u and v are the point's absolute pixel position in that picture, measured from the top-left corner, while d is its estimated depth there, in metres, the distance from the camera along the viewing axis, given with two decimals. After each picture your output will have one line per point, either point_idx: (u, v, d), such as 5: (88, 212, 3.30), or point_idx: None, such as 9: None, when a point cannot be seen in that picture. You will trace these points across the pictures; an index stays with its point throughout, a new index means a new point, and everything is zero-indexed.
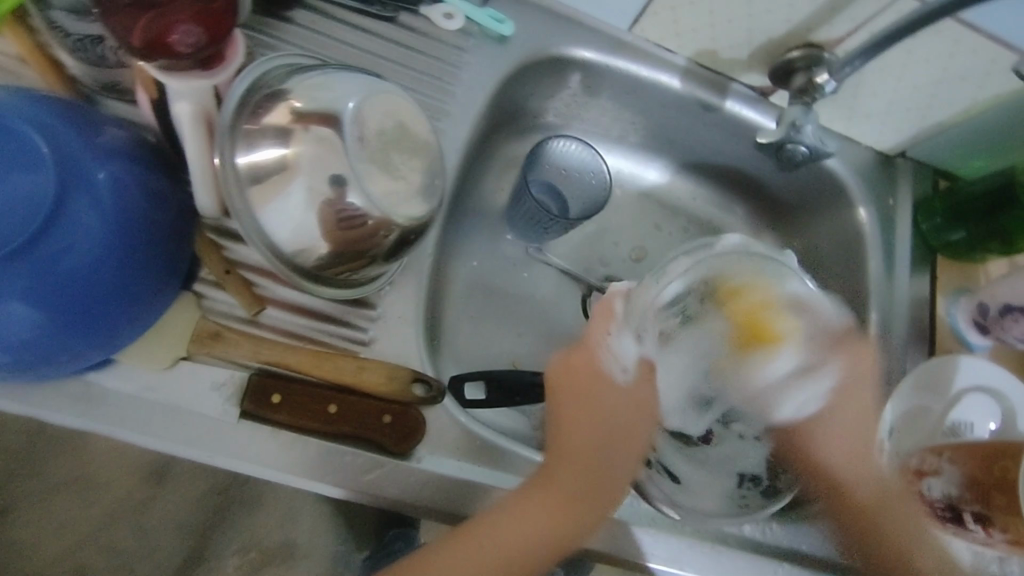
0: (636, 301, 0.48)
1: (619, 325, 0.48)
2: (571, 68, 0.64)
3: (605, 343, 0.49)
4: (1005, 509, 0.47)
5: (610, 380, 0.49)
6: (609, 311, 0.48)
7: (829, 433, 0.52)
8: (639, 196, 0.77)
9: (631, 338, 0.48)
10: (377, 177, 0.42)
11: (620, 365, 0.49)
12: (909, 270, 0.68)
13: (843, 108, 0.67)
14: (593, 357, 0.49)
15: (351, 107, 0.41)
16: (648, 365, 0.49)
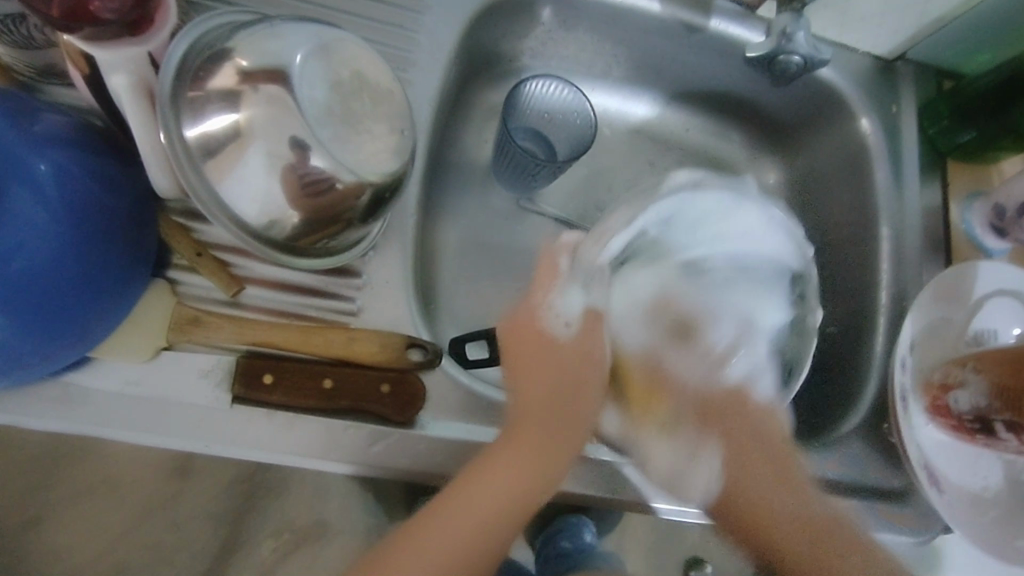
0: (585, 255, 0.49)
1: (563, 280, 0.49)
2: (541, 1, 0.61)
3: (546, 300, 0.49)
4: None
5: (555, 336, 0.48)
6: (552, 266, 0.49)
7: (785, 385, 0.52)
8: (629, 132, 0.73)
9: (579, 286, 0.49)
10: (340, 135, 0.39)
11: (562, 320, 0.49)
12: (919, 178, 0.64)
13: (836, 13, 0.62)
14: (537, 315, 0.49)
15: (300, 60, 0.38)
16: (593, 315, 0.49)
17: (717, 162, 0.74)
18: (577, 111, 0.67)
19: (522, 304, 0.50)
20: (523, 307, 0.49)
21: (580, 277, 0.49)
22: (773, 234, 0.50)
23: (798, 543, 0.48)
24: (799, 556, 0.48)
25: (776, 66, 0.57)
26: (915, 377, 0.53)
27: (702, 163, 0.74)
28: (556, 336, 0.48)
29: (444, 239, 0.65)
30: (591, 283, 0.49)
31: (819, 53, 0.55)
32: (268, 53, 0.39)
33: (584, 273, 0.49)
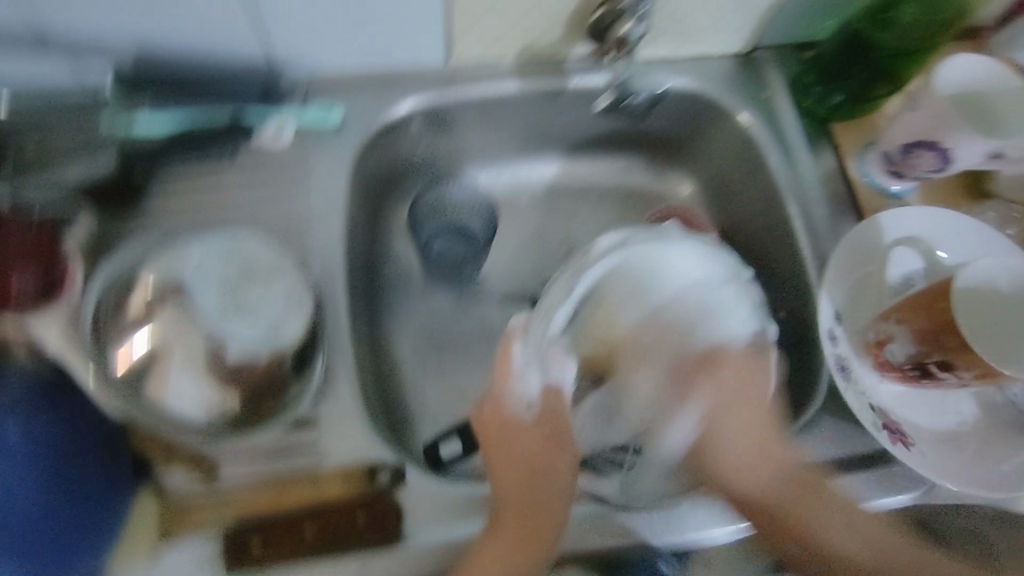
0: (534, 338, 0.50)
1: (520, 367, 0.51)
2: (416, 119, 0.68)
3: (507, 386, 0.51)
4: (960, 349, 0.46)
5: (518, 422, 0.51)
6: (508, 355, 0.51)
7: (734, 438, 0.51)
8: (543, 194, 0.80)
9: (533, 368, 0.51)
10: None
11: (527, 401, 0.51)
12: (807, 149, 0.68)
13: (677, 35, 0.67)
14: (500, 401, 0.51)
15: None
16: (553, 391, 0.52)
17: (631, 192, 0.80)
18: (479, 200, 0.71)
19: (486, 396, 0.52)
20: (493, 395, 0.51)
21: (539, 359, 0.51)
22: (694, 290, 0.52)
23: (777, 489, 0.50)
24: (775, 497, 0.50)
25: (622, 108, 0.71)
26: (853, 340, 0.55)
27: (618, 197, 0.80)
28: (522, 418, 0.51)
29: (402, 348, 0.70)
30: (547, 363, 0.51)
31: (655, 89, 0.69)
32: None
33: (535, 359, 0.51)
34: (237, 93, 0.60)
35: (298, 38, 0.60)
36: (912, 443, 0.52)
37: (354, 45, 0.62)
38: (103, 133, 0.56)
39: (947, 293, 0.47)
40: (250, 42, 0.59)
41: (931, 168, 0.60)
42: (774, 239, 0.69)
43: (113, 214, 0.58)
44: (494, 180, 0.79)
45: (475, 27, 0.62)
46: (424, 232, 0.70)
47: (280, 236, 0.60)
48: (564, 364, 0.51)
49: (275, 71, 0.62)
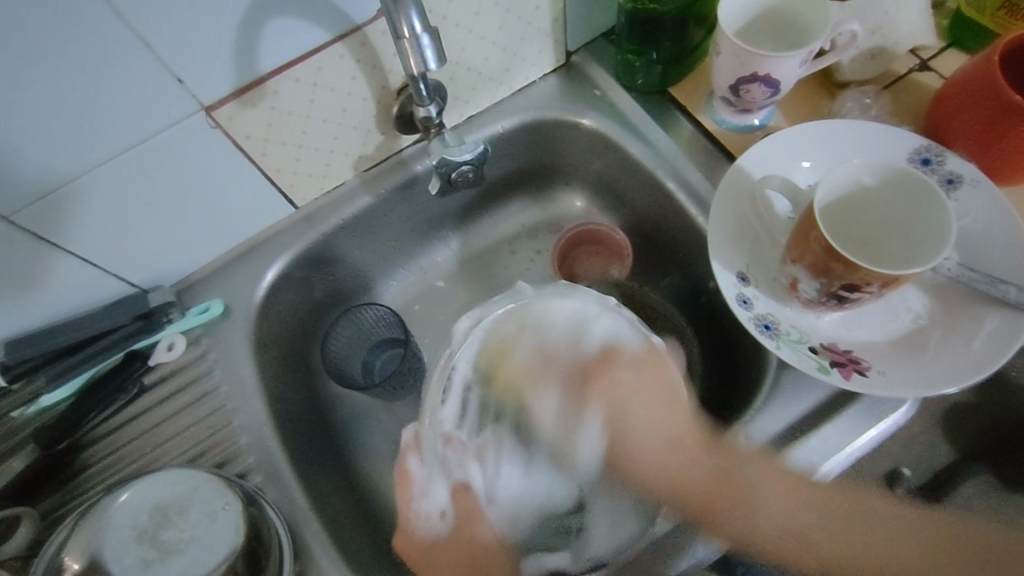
0: (427, 453, 0.57)
1: (422, 482, 0.57)
2: (295, 271, 0.68)
3: (414, 508, 0.56)
4: (849, 270, 0.45)
5: (434, 539, 0.55)
6: (407, 476, 0.57)
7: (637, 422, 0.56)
8: (456, 270, 0.79)
9: (434, 471, 0.57)
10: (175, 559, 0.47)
11: (433, 515, 0.56)
12: (659, 123, 0.67)
13: (488, 84, 0.67)
14: (410, 526, 0.56)
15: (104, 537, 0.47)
16: (459, 497, 0.56)
17: (534, 228, 0.80)
18: (383, 314, 0.73)
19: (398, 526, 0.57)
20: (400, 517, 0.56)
21: (436, 466, 0.57)
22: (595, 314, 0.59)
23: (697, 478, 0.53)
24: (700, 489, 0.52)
25: (458, 181, 0.63)
26: (770, 293, 0.53)
27: (525, 239, 0.80)
28: (434, 534, 0.55)
29: (383, 478, 0.70)
30: (448, 467, 0.57)
31: (474, 152, 0.61)
32: (91, 547, 0.46)
33: (433, 462, 0.57)
34: (114, 337, 0.61)
35: (148, 259, 0.61)
36: (868, 367, 0.50)
37: (201, 239, 0.63)
38: (25, 425, 0.60)
39: (813, 222, 0.46)
40: (104, 283, 0.60)
41: (768, 96, 0.58)
42: (671, 216, 0.68)
43: (55, 495, 0.60)
44: (405, 282, 0.78)
45: (298, 173, 0.63)
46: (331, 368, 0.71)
47: (207, 446, 0.61)
48: (463, 460, 0.58)
49: (141, 297, 0.63)
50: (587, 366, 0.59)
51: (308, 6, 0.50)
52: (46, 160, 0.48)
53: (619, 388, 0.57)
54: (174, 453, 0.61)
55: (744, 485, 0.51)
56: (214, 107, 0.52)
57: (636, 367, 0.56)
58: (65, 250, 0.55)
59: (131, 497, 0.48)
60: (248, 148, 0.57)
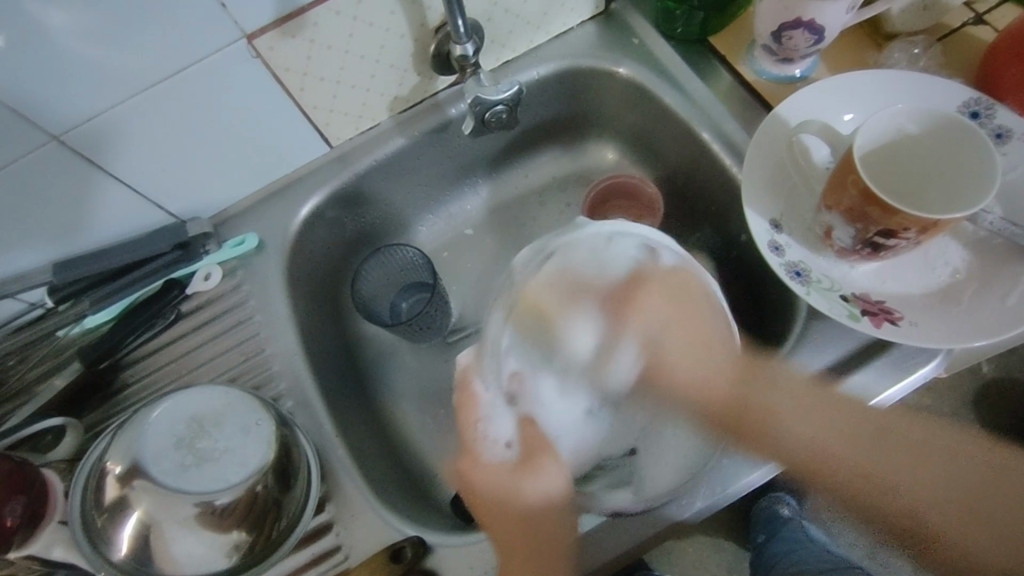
0: (491, 377, 0.55)
1: (485, 406, 0.54)
2: (329, 210, 0.70)
3: (478, 431, 0.53)
4: (887, 214, 0.44)
5: (502, 463, 0.52)
6: (472, 396, 0.54)
7: (678, 363, 0.54)
8: (486, 218, 0.80)
9: (501, 398, 0.55)
10: (210, 469, 0.48)
11: (502, 444, 0.53)
12: (697, 74, 0.66)
13: (525, 28, 0.67)
14: (475, 450, 0.53)
15: (139, 448, 0.48)
16: (523, 427, 0.54)
17: (565, 179, 0.80)
18: (412, 255, 0.73)
19: (461, 450, 0.54)
20: (464, 443, 0.53)
21: (495, 381, 0.55)
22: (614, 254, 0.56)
23: (724, 388, 0.52)
24: (726, 398, 0.52)
25: (491, 122, 0.63)
26: (804, 242, 0.53)
27: (555, 190, 0.80)
28: (497, 460, 0.52)
29: (408, 414, 0.72)
30: (514, 399, 0.55)
31: (509, 92, 0.61)
32: (129, 453, 0.48)
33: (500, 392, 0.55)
34: (154, 264, 0.63)
35: (187, 189, 0.63)
36: (900, 317, 0.49)
37: (238, 172, 0.65)
38: (69, 346, 0.64)
39: (854, 164, 0.45)
40: (145, 211, 0.62)
41: (811, 44, 0.57)
42: (705, 168, 0.67)
43: (98, 410, 0.63)
44: (437, 227, 0.79)
45: (333, 111, 0.64)
46: (360, 296, 0.72)
47: (241, 372, 0.63)
48: (522, 395, 0.56)
49: (180, 226, 0.64)
50: (621, 290, 0.57)
51: None
52: (94, 81, 0.50)
53: (641, 310, 0.56)
54: (209, 375, 0.63)
55: (767, 402, 0.52)
56: (255, 35, 0.53)
57: (664, 277, 0.54)
58: (108, 173, 0.57)
59: (167, 411, 0.50)
60: (287, 81, 0.58)
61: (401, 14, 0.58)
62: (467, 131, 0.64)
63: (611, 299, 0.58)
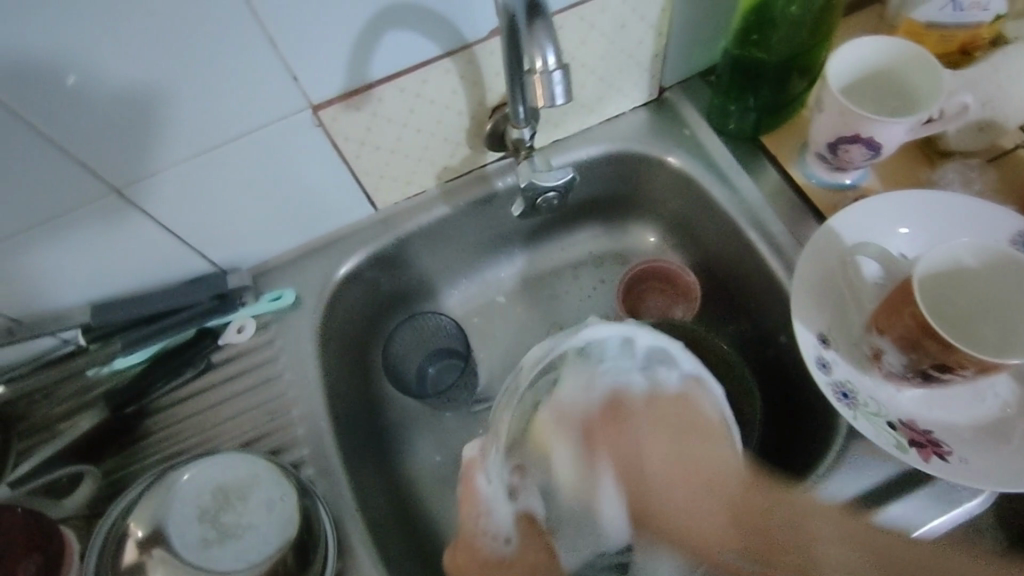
0: (493, 472, 0.56)
1: (485, 502, 0.55)
2: (366, 271, 0.70)
3: (479, 524, 0.54)
4: (945, 349, 0.44)
5: (501, 560, 0.53)
6: (475, 490, 0.56)
7: (644, 478, 0.49)
8: (520, 288, 0.79)
9: (503, 492, 0.55)
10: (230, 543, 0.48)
11: (502, 537, 0.54)
12: (746, 171, 0.67)
13: (579, 110, 0.68)
14: (473, 546, 0.53)
15: (168, 514, 0.48)
16: (523, 523, 0.54)
17: (602, 256, 0.80)
18: (444, 323, 0.74)
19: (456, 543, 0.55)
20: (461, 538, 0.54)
21: (498, 472, 0.56)
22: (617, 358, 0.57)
23: (661, 507, 0.48)
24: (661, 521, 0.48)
25: (542, 206, 0.63)
26: (850, 360, 0.52)
27: (591, 266, 0.80)
28: (497, 553, 0.53)
29: (425, 484, 0.70)
30: (515, 492, 0.55)
31: (563, 178, 0.61)
32: (153, 517, 0.48)
33: (503, 483, 0.56)
34: (189, 313, 0.63)
35: (231, 241, 0.63)
36: (948, 452, 0.48)
37: (283, 229, 0.65)
38: (95, 385, 0.64)
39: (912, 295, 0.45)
40: (187, 261, 0.63)
41: (866, 158, 0.57)
42: (747, 266, 0.67)
43: (118, 457, 0.63)
44: (467, 293, 0.79)
45: (383, 176, 0.64)
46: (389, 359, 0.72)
47: (266, 432, 0.62)
48: (528, 486, 0.55)
49: (218, 278, 0.65)
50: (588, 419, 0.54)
51: (421, 20, 0.51)
52: (160, 139, 0.50)
53: (622, 436, 0.51)
54: (232, 432, 0.62)
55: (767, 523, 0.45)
56: (322, 107, 0.54)
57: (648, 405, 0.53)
58: (158, 225, 0.58)
59: (197, 473, 0.50)
60: (344, 148, 0.59)
61: (462, 94, 0.59)
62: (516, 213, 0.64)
63: (597, 407, 0.54)
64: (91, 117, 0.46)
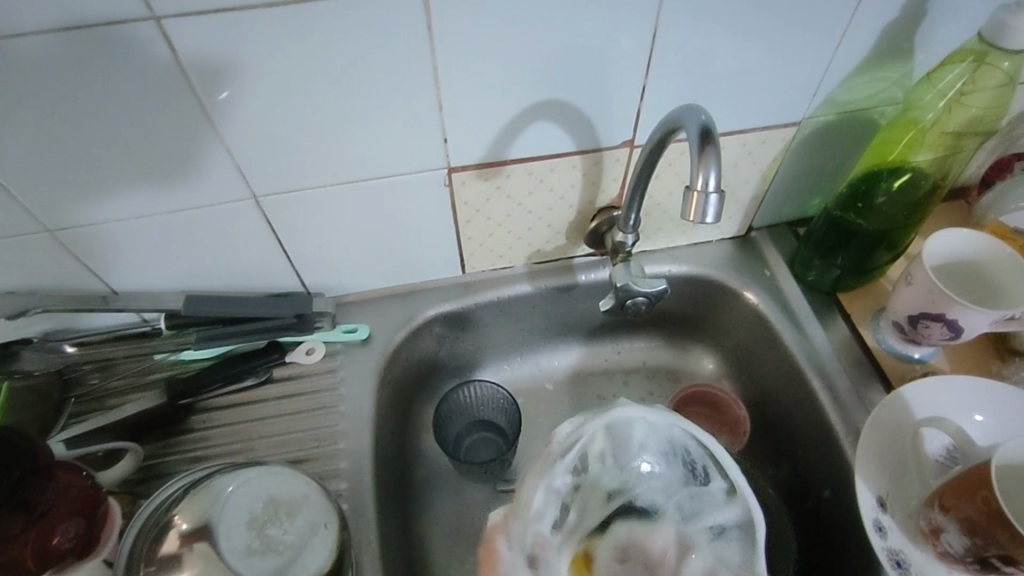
0: (516, 536, 0.51)
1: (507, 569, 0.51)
2: (438, 325, 0.72)
3: None
4: (1013, 543, 0.43)
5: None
6: (494, 553, 0.52)
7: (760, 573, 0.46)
8: (570, 380, 0.80)
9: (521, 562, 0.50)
10: (259, 561, 0.46)
11: None
12: (819, 323, 0.69)
13: (672, 229, 0.72)
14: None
15: (215, 515, 0.47)
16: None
17: (656, 369, 0.81)
18: (498, 396, 0.74)
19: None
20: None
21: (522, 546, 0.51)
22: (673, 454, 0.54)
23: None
24: None
25: (629, 309, 0.63)
26: (906, 531, 0.53)
27: (644, 376, 0.81)
28: None
29: (436, 552, 0.68)
30: (536, 562, 0.50)
31: (657, 288, 0.62)
32: (201, 512, 0.47)
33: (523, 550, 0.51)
34: (269, 324, 0.66)
35: (328, 269, 0.67)
36: None
37: (376, 270, 0.69)
38: (159, 369, 0.66)
39: (984, 481, 0.45)
40: (283, 276, 0.66)
41: (943, 338, 0.60)
42: (803, 414, 0.67)
43: (157, 443, 0.63)
44: (518, 372, 0.80)
45: (482, 245, 0.68)
46: (443, 425, 0.73)
47: (309, 456, 0.62)
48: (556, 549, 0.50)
49: (306, 298, 0.67)
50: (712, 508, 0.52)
51: (566, 118, 0.57)
52: (313, 160, 0.55)
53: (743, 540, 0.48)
54: (274, 449, 0.62)
55: None
56: (456, 169, 0.59)
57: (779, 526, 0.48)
58: (275, 238, 0.62)
59: (243, 488, 0.49)
60: (460, 211, 0.63)
61: (578, 188, 0.64)
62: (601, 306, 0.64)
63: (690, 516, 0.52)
64: (269, 131, 0.52)
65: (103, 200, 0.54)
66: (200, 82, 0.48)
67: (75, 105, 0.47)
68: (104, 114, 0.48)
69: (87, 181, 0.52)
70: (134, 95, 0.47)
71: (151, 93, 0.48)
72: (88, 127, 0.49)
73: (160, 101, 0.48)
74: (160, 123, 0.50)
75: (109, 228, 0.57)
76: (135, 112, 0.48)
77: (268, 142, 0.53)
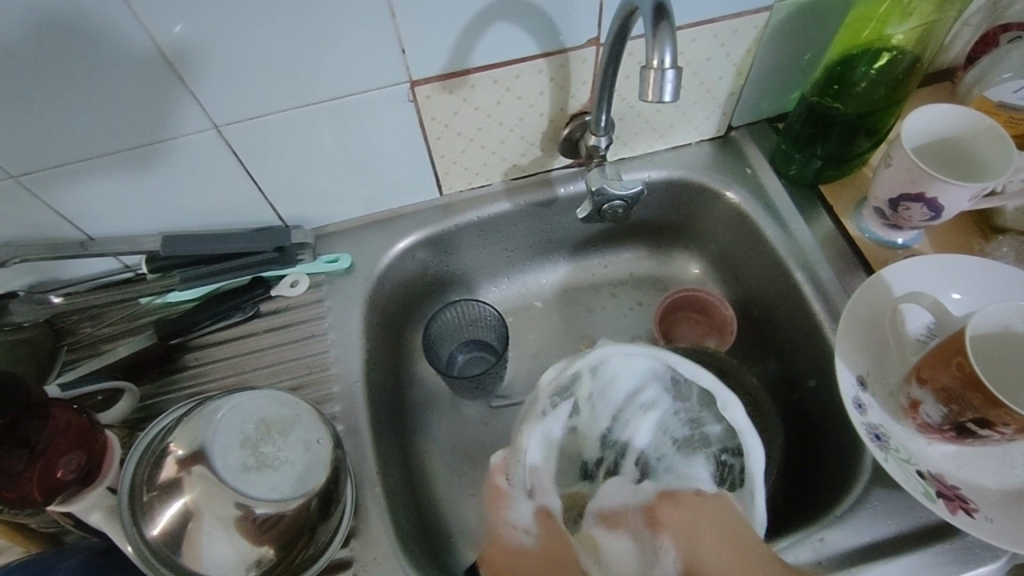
0: (518, 473, 0.53)
1: (510, 498, 0.53)
2: (420, 249, 0.72)
3: (502, 517, 0.52)
4: (987, 404, 0.44)
5: (520, 550, 0.51)
6: (500, 491, 0.53)
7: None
8: (557, 296, 0.81)
9: (522, 496, 0.53)
10: (255, 479, 0.47)
11: (521, 529, 0.52)
12: (801, 216, 0.68)
13: (648, 133, 0.71)
14: (509, 537, 0.51)
15: (207, 441, 0.48)
16: (542, 515, 0.52)
17: (642, 278, 0.81)
18: (485, 312, 0.74)
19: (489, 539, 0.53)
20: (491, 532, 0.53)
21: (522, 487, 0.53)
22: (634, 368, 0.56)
23: None
24: None
25: (606, 213, 0.63)
26: (885, 407, 0.54)
27: (630, 286, 0.81)
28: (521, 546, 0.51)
29: (435, 466, 0.70)
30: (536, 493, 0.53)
31: (632, 190, 0.61)
32: (195, 438, 0.49)
33: (528, 482, 0.53)
34: (250, 259, 0.66)
35: (302, 199, 0.66)
36: (975, 509, 0.49)
37: (351, 197, 0.68)
38: (147, 312, 0.67)
39: (958, 349, 0.46)
40: (258, 209, 0.66)
41: (925, 218, 0.59)
42: (787, 308, 0.68)
43: (153, 382, 0.64)
44: (505, 291, 0.81)
45: (456, 163, 0.67)
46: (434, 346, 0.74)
47: (304, 383, 0.63)
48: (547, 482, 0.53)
49: (284, 230, 0.67)
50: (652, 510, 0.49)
51: (528, 19, 0.55)
52: (270, 85, 0.54)
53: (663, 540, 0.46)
54: (268, 379, 0.64)
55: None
56: (419, 82, 0.57)
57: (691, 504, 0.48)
58: (244, 170, 0.61)
59: (233, 412, 0.50)
60: (428, 127, 0.62)
61: (547, 95, 0.62)
62: (577, 216, 0.64)
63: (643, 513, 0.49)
64: (225, 60, 0.51)
65: (64, 146, 0.53)
66: (146, 13, 0.46)
67: (22, 48, 0.45)
68: (53, 53, 0.46)
69: (43, 126, 0.51)
70: (82, 35, 0.46)
71: (96, 28, 0.46)
72: (41, 70, 0.47)
73: (107, 36, 0.46)
74: (111, 61, 0.48)
75: (75, 175, 0.56)
76: (86, 51, 0.47)
77: (226, 74, 0.52)
